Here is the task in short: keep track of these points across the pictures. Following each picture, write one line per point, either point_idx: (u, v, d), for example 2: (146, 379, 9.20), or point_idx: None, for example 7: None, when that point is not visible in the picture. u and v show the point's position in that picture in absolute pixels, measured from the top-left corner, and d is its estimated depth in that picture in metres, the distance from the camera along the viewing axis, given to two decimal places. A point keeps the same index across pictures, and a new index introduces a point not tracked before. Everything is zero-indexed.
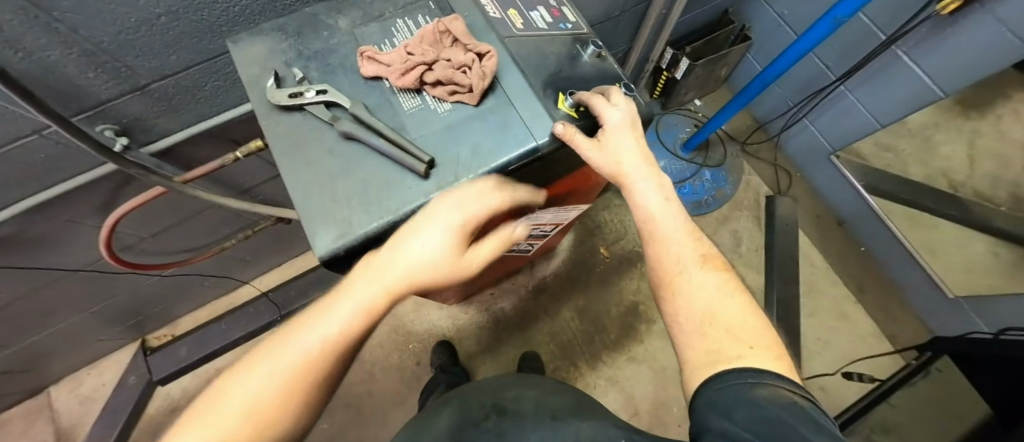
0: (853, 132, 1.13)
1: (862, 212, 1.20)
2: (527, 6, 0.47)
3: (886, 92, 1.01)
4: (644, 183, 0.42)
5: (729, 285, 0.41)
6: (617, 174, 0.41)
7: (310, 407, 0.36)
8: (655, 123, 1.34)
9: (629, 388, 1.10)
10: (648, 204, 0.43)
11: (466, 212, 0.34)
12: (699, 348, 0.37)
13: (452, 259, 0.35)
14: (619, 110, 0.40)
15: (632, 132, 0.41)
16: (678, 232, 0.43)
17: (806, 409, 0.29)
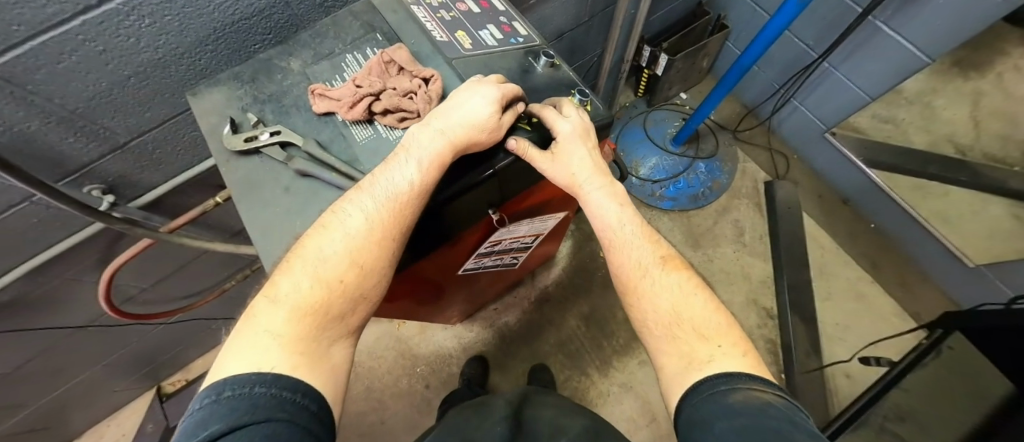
0: (843, 108, 1.10)
1: (865, 188, 1.16)
2: (476, 26, 0.48)
3: (870, 64, 0.99)
4: (599, 191, 0.43)
5: (691, 284, 0.42)
6: (571, 184, 0.42)
7: (330, 357, 0.33)
8: (642, 121, 1.34)
9: (643, 392, 1.07)
10: (607, 215, 0.44)
11: (429, 143, 0.35)
12: (672, 353, 0.38)
13: (428, 188, 0.36)
14: (570, 121, 0.40)
15: (585, 143, 0.41)
16: (635, 237, 0.44)
17: (775, 406, 0.30)
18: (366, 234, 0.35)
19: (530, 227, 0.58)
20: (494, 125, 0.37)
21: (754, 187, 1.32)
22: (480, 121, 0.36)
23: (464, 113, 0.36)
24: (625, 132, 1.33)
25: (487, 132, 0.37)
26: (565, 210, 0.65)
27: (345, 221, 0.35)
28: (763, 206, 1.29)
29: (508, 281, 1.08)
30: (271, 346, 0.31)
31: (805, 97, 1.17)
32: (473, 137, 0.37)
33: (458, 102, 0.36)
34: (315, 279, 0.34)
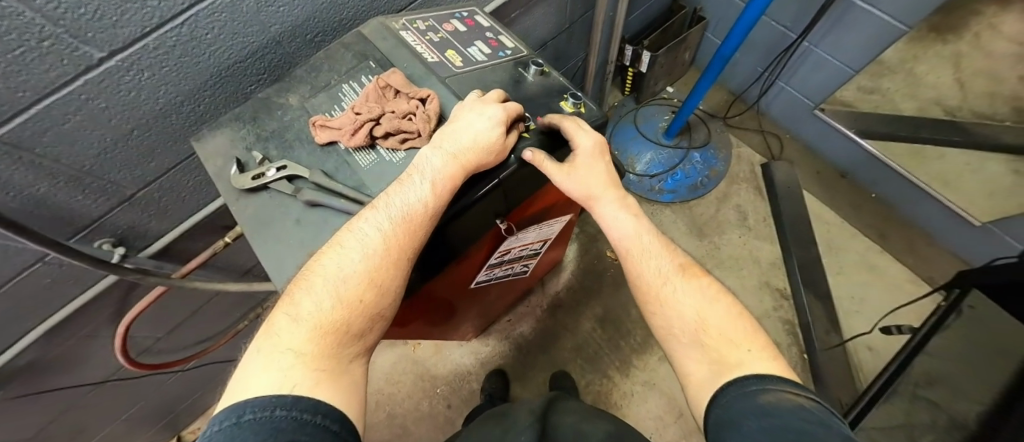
0: (828, 83, 1.13)
1: (861, 158, 1.18)
2: (464, 44, 0.49)
3: (850, 38, 1.02)
4: (611, 204, 0.45)
5: (711, 290, 0.43)
6: (586, 196, 0.43)
7: (345, 379, 0.33)
8: (632, 118, 1.35)
9: (666, 388, 1.07)
10: (621, 225, 0.45)
11: (443, 160, 0.37)
12: (702, 360, 0.38)
13: (442, 204, 0.37)
14: (586, 136, 0.42)
15: (600, 157, 0.43)
16: (652, 247, 0.45)
17: (809, 409, 0.30)
18: (383, 250, 0.35)
19: (538, 232, 0.59)
20: (498, 140, 0.38)
21: (751, 171, 1.33)
22: (486, 138, 0.37)
23: (469, 130, 0.37)
24: (617, 131, 1.34)
25: (493, 148, 0.38)
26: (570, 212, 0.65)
27: (360, 238, 0.35)
28: (762, 189, 1.30)
29: (518, 292, 1.08)
30: (293, 363, 0.31)
31: (790, 76, 1.20)
32: (480, 154, 0.38)
33: (465, 120, 0.38)
34: (336, 298, 0.34)
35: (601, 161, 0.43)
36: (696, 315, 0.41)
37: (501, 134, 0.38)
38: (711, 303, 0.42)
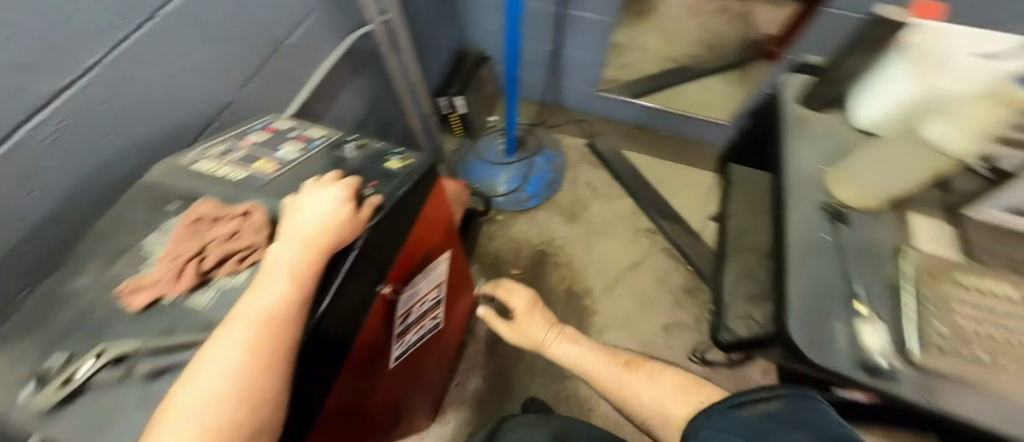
0: (594, 71, 1.46)
1: (641, 113, 1.54)
2: (271, 150, 0.50)
3: (586, 37, 1.34)
4: (560, 343, 0.65)
5: (656, 371, 0.55)
6: (533, 342, 0.68)
7: None
8: (474, 154, 1.54)
9: (609, 343, 1.31)
10: (565, 341, 0.65)
11: (299, 246, 0.35)
12: (671, 426, 0.50)
13: (307, 290, 0.34)
14: (518, 296, 0.72)
15: (530, 309, 0.70)
16: (597, 358, 0.61)
17: (774, 411, 0.37)
18: (251, 356, 0.29)
19: (424, 282, 0.59)
20: (347, 216, 0.39)
21: (582, 155, 1.64)
22: (333, 216, 0.38)
23: (314, 216, 0.37)
24: (467, 170, 1.52)
25: (345, 224, 0.38)
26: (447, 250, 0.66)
27: (219, 352, 0.29)
28: (596, 165, 1.62)
29: (452, 346, 1.10)
30: None
31: (567, 76, 1.52)
32: (334, 233, 0.37)
33: (307, 206, 0.38)
34: (199, 429, 0.27)
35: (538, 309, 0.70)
36: (639, 381, 0.54)
37: (349, 210, 0.39)
38: (642, 370, 0.55)
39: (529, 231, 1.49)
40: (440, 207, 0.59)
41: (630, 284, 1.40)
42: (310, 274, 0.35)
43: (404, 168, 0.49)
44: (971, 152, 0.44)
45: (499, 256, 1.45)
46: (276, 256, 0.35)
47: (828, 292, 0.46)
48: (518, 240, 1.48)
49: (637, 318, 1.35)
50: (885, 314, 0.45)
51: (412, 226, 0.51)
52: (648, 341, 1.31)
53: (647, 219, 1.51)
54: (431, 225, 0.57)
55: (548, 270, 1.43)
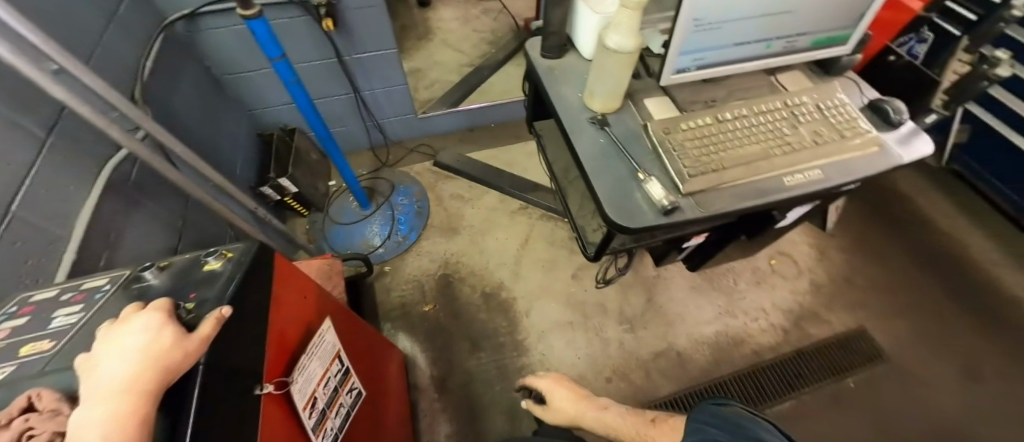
0: (402, 99, 1.56)
1: (469, 115, 1.75)
2: (42, 325, 0.43)
3: (378, 73, 1.42)
4: (592, 416, 0.85)
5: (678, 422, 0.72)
6: (567, 418, 0.91)
7: None
8: (330, 221, 1.55)
9: (540, 319, 1.39)
10: (594, 411, 0.87)
11: (116, 392, 0.30)
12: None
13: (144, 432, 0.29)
14: (546, 380, 0.97)
15: (561, 390, 0.94)
16: (619, 416, 0.82)
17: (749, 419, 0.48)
18: None
19: (315, 362, 0.56)
20: (172, 340, 0.35)
21: (432, 176, 1.72)
22: (153, 346, 0.34)
23: (124, 355, 0.33)
24: (331, 237, 1.51)
25: (175, 349, 0.35)
26: (324, 319, 0.63)
27: None
28: (449, 177, 1.71)
29: (399, 395, 1.11)
30: None
31: (383, 112, 1.59)
32: (165, 361, 0.34)
33: (111, 353, 0.33)
34: None
35: (565, 385, 0.94)
36: (660, 434, 0.71)
37: (174, 334, 0.36)
38: (665, 426, 0.72)
39: (423, 263, 1.50)
40: (292, 283, 0.56)
41: (529, 259, 1.52)
42: (143, 413, 0.30)
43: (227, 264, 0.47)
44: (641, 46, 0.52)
45: (403, 305, 1.41)
46: (84, 418, 0.29)
47: (620, 176, 0.55)
48: (415, 277, 1.46)
49: (550, 282, 1.47)
50: (656, 171, 0.55)
51: (268, 313, 0.48)
52: (568, 295, 1.44)
53: (514, 200, 1.65)
54: (291, 305, 0.54)
55: (457, 290, 1.44)
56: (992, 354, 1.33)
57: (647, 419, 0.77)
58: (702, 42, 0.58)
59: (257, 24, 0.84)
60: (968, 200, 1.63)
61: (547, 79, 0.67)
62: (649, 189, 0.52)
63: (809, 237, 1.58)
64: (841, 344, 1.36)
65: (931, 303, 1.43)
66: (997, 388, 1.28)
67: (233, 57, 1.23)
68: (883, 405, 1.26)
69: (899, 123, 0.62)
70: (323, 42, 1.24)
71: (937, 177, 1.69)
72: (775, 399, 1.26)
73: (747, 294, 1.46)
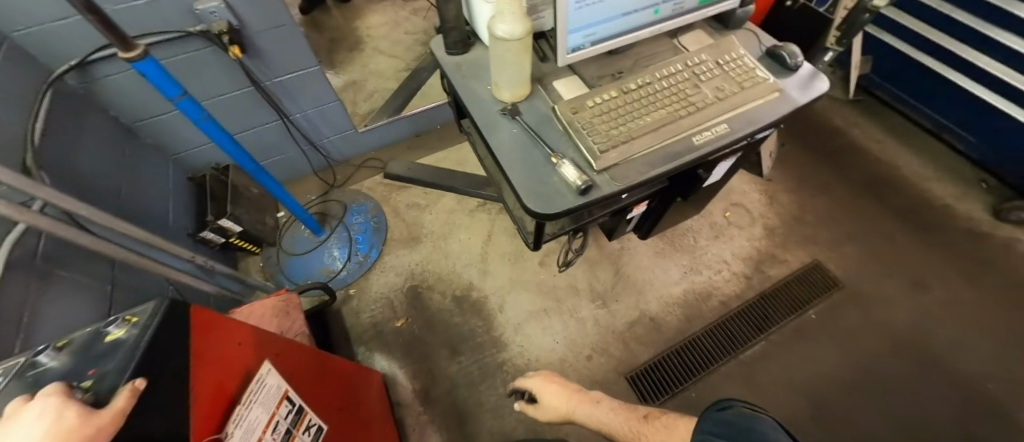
0: (336, 116, 1.48)
1: (409, 121, 1.65)
2: None
3: (304, 94, 1.34)
4: (581, 411, 0.94)
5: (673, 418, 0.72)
6: (562, 412, 1.00)
7: None
8: (285, 253, 1.49)
9: (515, 312, 1.39)
10: (585, 404, 0.94)
11: None
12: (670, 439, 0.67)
13: None
14: (537, 381, 1.06)
15: (551, 387, 1.03)
16: (617, 415, 0.84)
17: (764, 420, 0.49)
18: None
19: (258, 407, 0.55)
20: (79, 421, 0.33)
21: (385, 188, 1.68)
22: (54, 432, 0.32)
23: None
24: (289, 271, 1.46)
25: (82, 427, 0.32)
26: (266, 360, 0.61)
27: None
28: (402, 187, 1.67)
29: (384, 416, 1.09)
30: None
31: (321, 133, 1.51)
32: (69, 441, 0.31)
33: None
34: None
35: (555, 383, 1.03)
36: (652, 432, 0.71)
37: (79, 414, 0.33)
38: (657, 424, 0.72)
39: (389, 279, 1.46)
40: (224, 331, 0.55)
41: (495, 255, 1.51)
42: None
43: (135, 329, 0.45)
44: (531, 30, 0.51)
45: (375, 325, 1.38)
46: None
47: (536, 163, 0.56)
48: (383, 295, 1.43)
49: (519, 274, 1.47)
50: (570, 151, 0.57)
51: (192, 372, 0.46)
52: (538, 283, 1.45)
53: (470, 199, 1.64)
54: (226, 354, 0.53)
55: (427, 300, 1.42)
56: (934, 262, 1.43)
57: (642, 417, 0.78)
58: (593, 17, 0.58)
59: (146, 65, 0.78)
60: (894, 123, 1.73)
61: (453, 76, 0.67)
62: (563, 171, 0.54)
63: (758, 184, 1.64)
64: (800, 280, 1.43)
65: (875, 226, 1.51)
66: (943, 292, 1.37)
67: (142, 103, 1.16)
68: (844, 329, 1.33)
69: (795, 67, 0.65)
70: (235, 70, 1.16)
71: (864, 106, 1.79)
72: (747, 344, 1.32)
73: (709, 249, 1.50)
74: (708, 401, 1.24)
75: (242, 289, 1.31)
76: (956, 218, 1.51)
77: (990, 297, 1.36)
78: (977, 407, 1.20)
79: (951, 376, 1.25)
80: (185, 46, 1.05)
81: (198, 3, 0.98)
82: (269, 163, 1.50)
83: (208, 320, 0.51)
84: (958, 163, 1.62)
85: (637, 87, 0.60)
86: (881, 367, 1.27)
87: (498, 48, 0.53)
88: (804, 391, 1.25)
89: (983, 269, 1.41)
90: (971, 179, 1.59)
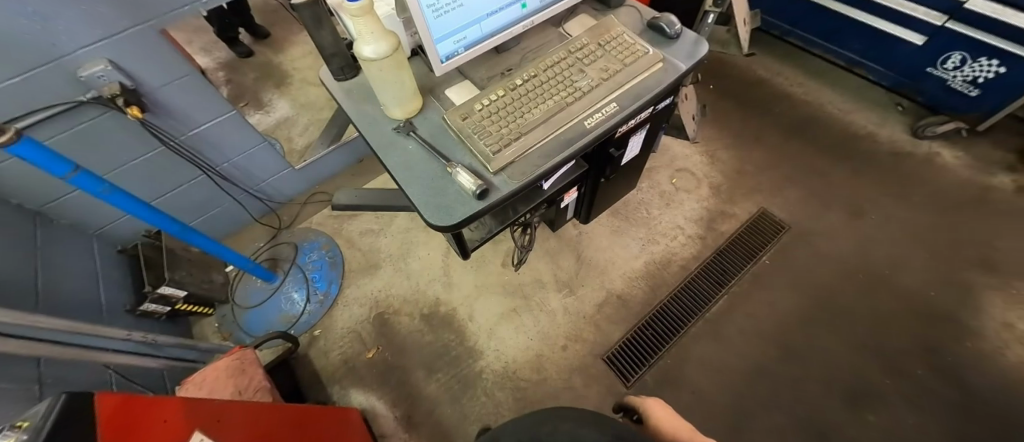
0: (268, 157, 1.41)
1: (345, 148, 1.59)
2: None
3: (228, 142, 1.27)
4: None
5: None
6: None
7: None
8: (240, 309, 1.43)
9: (485, 318, 1.39)
10: None
11: None
12: None
13: None
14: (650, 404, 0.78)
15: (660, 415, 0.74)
16: None
17: None
18: None
19: None
20: None
21: (335, 221, 1.63)
22: None
23: None
24: (247, 325, 1.41)
25: None
26: (196, 431, 0.58)
27: None
28: (351, 216, 1.63)
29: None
30: None
31: (255, 177, 1.44)
32: None
33: None
34: None
35: (671, 416, 0.73)
36: None
37: None
38: None
39: (354, 311, 1.43)
40: (141, 411, 0.51)
41: (457, 265, 1.50)
42: None
43: (30, 433, 0.36)
44: (396, 46, 0.59)
45: (346, 361, 1.34)
46: None
47: (437, 176, 0.66)
48: (350, 329, 1.40)
49: (484, 279, 1.46)
50: (465, 158, 0.67)
51: None
52: (504, 284, 1.45)
53: None
54: (145, 433, 0.49)
55: (396, 324, 1.39)
56: (867, 188, 1.51)
57: None
58: (456, 25, 0.66)
59: (22, 147, 0.72)
60: (811, 65, 1.82)
61: (346, 100, 0.76)
62: (460, 181, 0.63)
63: (697, 147, 1.68)
64: (750, 230, 1.48)
65: (811, 165, 1.59)
66: (879, 215, 1.46)
67: (44, 185, 1.06)
68: (797, 268, 1.39)
69: (673, 34, 0.78)
70: (140, 130, 1.08)
71: (782, 54, 1.87)
72: (711, 301, 1.36)
73: (662, 217, 1.53)
74: (682, 365, 1.27)
75: (198, 354, 1.25)
76: (879, 143, 1.61)
77: (919, 211, 1.45)
78: (925, 316, 1.28)
79: (897, 292, 1.32)
80: (78, 117, 0.96)
81: (81, 69, 0.88)
82: (207, 218, 1.44)
83: (118, 405, 0.47)
84: (873, 93, 1.72)
85: (512, 93, 0.71)
86: (836, 296, 1.34)
87: (370, 68, 0.60)
88: (770, 335, 1.30)
89: (910, 186, 1.50)
90: (887, 105, 1.69)
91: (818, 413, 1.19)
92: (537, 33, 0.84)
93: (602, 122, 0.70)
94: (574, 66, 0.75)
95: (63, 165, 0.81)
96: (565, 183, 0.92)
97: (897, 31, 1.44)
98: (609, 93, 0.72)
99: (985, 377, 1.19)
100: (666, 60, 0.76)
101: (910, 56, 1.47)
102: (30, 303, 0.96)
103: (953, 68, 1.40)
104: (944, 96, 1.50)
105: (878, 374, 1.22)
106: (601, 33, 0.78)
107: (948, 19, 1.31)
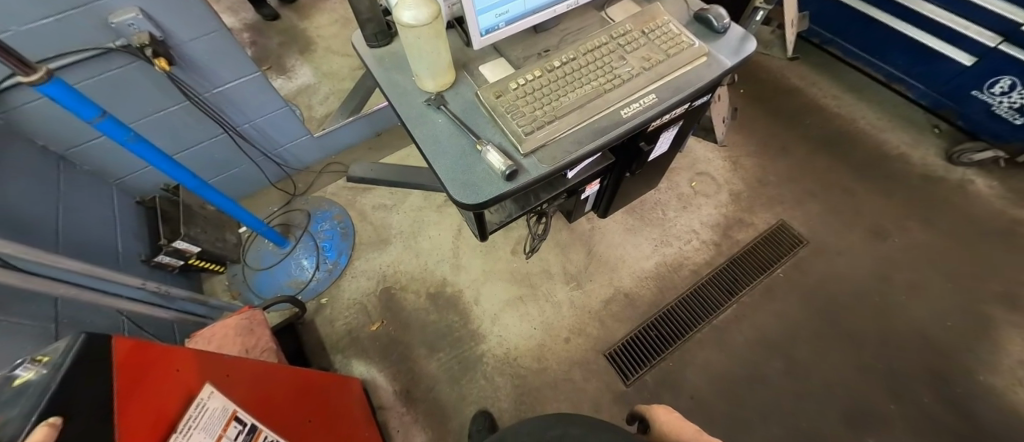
0: (289, 122, 1.40)
1: (366, 120, 1.57)
2: None
3: (252, 103, 1.26)
4: None
5: None
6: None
7: None
8: (250, 270, 1.45)
9: (491, 303, 1.39)
10: None
11: None
12: None
13: None
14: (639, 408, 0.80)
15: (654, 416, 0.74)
16: None
17: None
18: None
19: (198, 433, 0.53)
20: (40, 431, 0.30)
21: (349, 193, 1.63)
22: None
23: None
24: (256, 286, 1.42)
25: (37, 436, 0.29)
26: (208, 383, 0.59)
27: None
28: (366, 190, 1.63)
29: (366, 424, 1.08)
30: None
31: (275, 141, 1.44)
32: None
33: None
34: None
35: (673, 418, 0.72)
36: None
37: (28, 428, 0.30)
38: None
39: (361, 284, 1.44)
40: (157, 357, 0.51)
41: (467, 247, 1.49)
42: None
43: (49, 368, 0.36)
44: (436, 15, 0.58)
45: (350, 332, 1.36)
46: None
47: (466, 153, 0.66)
48: (356, 301, 1.41)
49: (492, 264, 1.46)
50: (496, 138, 0.67)
51: (120, 404, 0.41)
52: (512, 272, 1.44)
53: (437, 194, 1.61)
54: (159, 378, 0.50)
55: (402, 300, 1.40)
56: (892, 210, 1.47)
57: None
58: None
59: (53, 87, 0.72)
60: (849, 78, 1.75)
61: (378, 67, 0.76)
62: (489, 160, 0.63)
63: (722, 151, 1.64)
64: (768, 240, 1.45)
65: (837, 181, 1.54)
66: (903, 239, 1.42)
67: (71, 127, 1.07)
68: (812, 284, 1.37)
69: (722, 27, 0.76)
70: (167, 83, 1.08)
71: (820, 64, 1.80)
72: (720, 308, 1.34)
73: (677, 220, 1.51)
74: (684, 368, 1.27)
75: (206, 310, 1.27)
76: (911, 165, 1.55)
77: (944, 238, 1.41)
78: (937, 345, 1.25)
79: (911, 318, 1.30)
80: (108, 64, 0.96)
81: (112, 15, 0.87)
82: (225, 176, 1.45)
83: (135, 349, 0.47)
84: (911, 113, 1.66)
85: (548, 75, 0.70)
86: (849, 317, 1.31)
87: (408, 35, 0.59)
88: (776, 347, 1.28)
89: (938, 212, 1.45)
90: (925, 126, 1.63)
91: (816, 430, 1.18)
92: (576, 16, 0.81)
93: (639, 113, 0.68)
94: (615, 52, 0.73)
95: (91, 110, 0.81)
96: (590, 174, 0.92)
97: (945, 49, 1.37)
98: (649, 84, 0.70)
99: (993, 412, 1.16)
100: (709, 55, 0.74)
101: (955, 77, 1.41)
102: (51, 243, 0.97)
103: (1000, 94, 1.34)
104: (986, 121, 1.44)
105: (881, 396, 1.20)
106: (645, 21, 0.76)
107: (1003, 41, 1.25)
